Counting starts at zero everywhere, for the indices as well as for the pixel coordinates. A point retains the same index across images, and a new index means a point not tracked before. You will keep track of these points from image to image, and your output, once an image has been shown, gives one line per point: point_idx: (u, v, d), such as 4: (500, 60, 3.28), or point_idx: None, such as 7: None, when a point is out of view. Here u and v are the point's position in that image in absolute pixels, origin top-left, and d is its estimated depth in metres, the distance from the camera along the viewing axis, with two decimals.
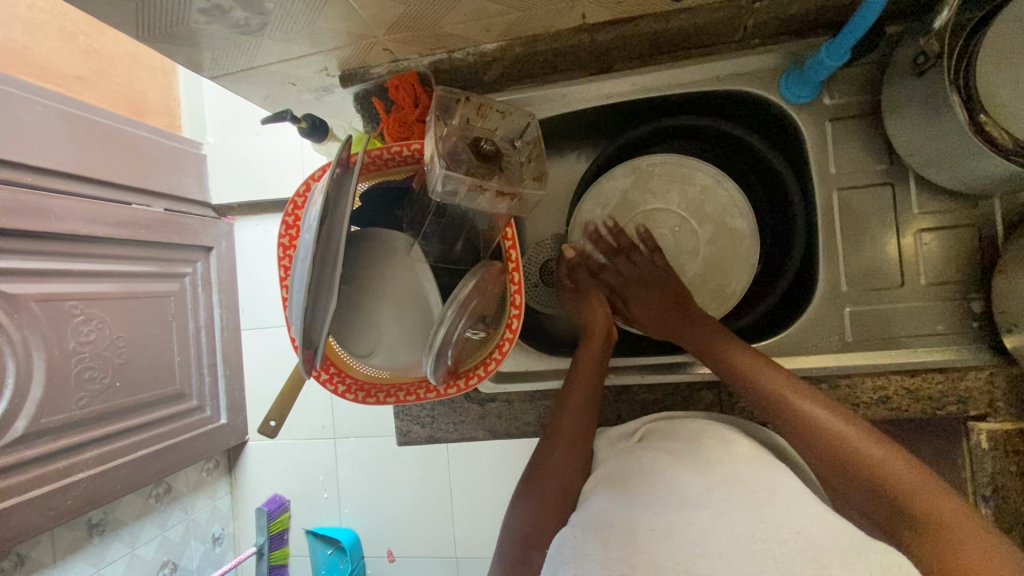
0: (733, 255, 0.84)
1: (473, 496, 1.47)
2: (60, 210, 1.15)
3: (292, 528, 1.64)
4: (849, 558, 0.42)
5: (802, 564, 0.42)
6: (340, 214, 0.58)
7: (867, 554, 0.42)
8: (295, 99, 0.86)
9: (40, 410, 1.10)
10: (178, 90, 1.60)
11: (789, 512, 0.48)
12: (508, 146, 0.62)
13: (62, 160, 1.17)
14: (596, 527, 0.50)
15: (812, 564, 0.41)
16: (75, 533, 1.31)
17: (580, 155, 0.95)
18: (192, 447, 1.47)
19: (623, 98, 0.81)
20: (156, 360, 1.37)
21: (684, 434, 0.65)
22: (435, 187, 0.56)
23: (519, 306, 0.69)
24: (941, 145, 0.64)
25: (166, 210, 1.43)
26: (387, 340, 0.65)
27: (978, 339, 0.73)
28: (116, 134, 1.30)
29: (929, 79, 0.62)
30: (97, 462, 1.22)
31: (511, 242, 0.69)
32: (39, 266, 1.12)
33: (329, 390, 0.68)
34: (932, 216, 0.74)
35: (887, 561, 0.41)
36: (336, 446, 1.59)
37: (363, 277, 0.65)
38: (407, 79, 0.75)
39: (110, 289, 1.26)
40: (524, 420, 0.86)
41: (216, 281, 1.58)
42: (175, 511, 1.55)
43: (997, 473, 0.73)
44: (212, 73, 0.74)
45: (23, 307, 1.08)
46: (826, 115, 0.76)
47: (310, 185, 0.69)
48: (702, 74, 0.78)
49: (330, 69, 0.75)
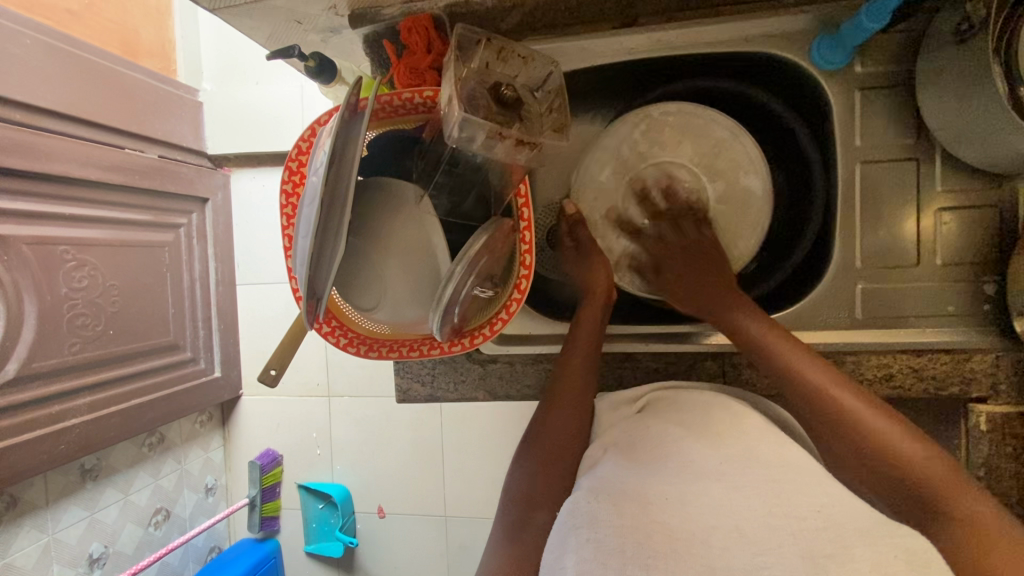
0: (744, 204, 0.83)
1: (465, 458, 1.49)
2: (50, 150, 1.10)
3: (284, 482, 1.65)
4: (875, 540, 0.43)
5: (826, 544, 0.43)
6: (347, 159, 0.55)
7: (893, 538, 0.43)
8: (299, 39, 0.81)
9: (32, 355, 1.08)
10: (173, 31, 1.53)
11: (800, 489, 0.48)
12: (529, 95, 0.59)
13: (53, 98, 1.12)
14: (607, 493, 0.50)
15: (835, 543, 0.43)
16: (69, 477, 1.31)
17: (594, 116, 0.92)
18: (186, 398, 1.46)
19: (643, 55, 0.77)
20: (149, 310, 1.35)
21: (691, 407, 0.65)
22: (452, 133, 0.54)
23: (529, 267, 0.66)
24: (974, 121, 0.62)
25: (160, 156, 1.38)
26: (392, 295, 0.63)
27: (987, 321, 0.72)
28: (107, 73, 1.24)
29: (969, 49, 0.59)
30: (90, 409, 1.21)
31: (524, 199, 0.67)
32: (29, 207, 1.08)
33: (331, 343, 0.66)
34: (954, 195, 0.73)
35: (910, 546, 0.43)
36: (330, 404, 1.60)
37: (370, 228, 0.63)
38: (421, 22, 0.72)
39: (102, 235, 1.23)
40: (525, 383, 0.85)
41: (211, 234, 1.55)
42: (168, 461, 1.56)
43: (991, 455, 0.73)
44: (213, 6, 0.70)
45: (14, 248, 1.05)
46: (856, 84, 0.73)
47: (315, 130, 0.66)
48: (730, 33, 0.73)
49: (339, 8, 0.71)
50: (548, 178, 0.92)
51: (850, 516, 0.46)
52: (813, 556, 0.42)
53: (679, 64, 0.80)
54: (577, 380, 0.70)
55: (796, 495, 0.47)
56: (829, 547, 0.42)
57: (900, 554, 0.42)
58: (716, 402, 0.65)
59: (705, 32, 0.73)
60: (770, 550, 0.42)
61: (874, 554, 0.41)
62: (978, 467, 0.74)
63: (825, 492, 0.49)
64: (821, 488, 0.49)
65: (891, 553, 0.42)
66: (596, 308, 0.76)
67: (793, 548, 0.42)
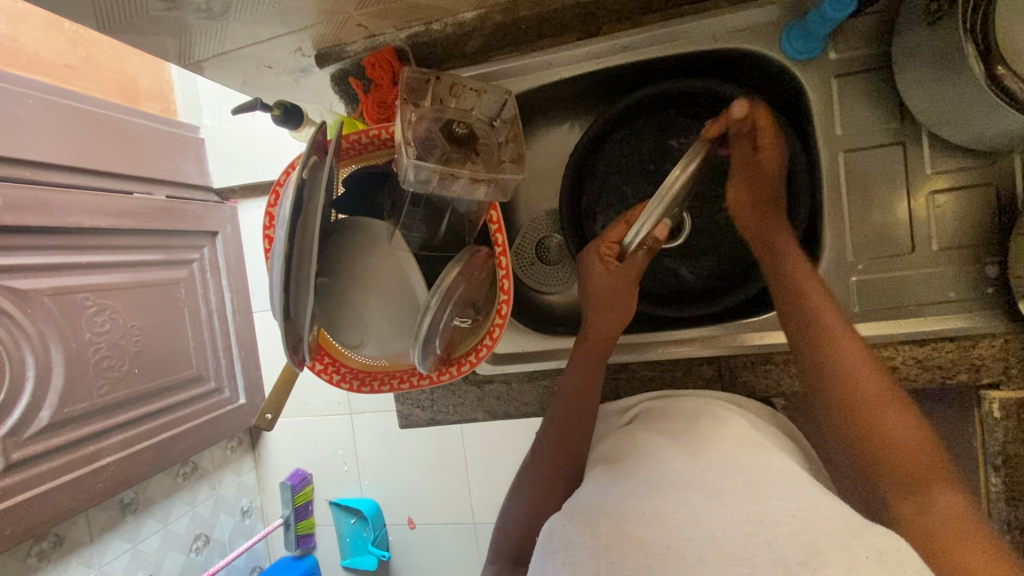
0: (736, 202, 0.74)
1: (487, 465, 1.50)
2: (62, 203, 1.14)
3: (316, 499, 1.70)
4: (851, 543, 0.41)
5: (789, 546, 0.41)
6: (312, 207, 0.56)
7: (867, 538, 0.42)
8: (273, 83, 0.84)
9: (63, 400, 1.13)
10: (170, 73, 1.60)
11: (774, 494, 0.47)
12: (486, 127, 0.62)
13: (57, 152, 1.16)
14: (582, 515, 0.48)
15: (807, 549, 0.41)
16: (110, 512, 1.37)
17: (572, 125, 0.89)
18: (214, 426, 1.51)
19: (613, 63, 0.76)
20: (172, 345, 1.39)
21: (681, 417, 0.66)
22: (408, 178, 0.56)
23: (507, 291, 0.67)
24: (955, 101, 0.59)
25: (167, 197, 1.42)
26: (375, 333, 0.64)
27: (993, 304, 0.69)
28: (110, 122, 1.29)
29: (941, 29, 0.57)
30: (122, 447, 1.26)
31: (496, 225, 0.67)
32: (46, 260, 1.12)
33: (324, 380, 0.69)
34: (947, 175, 0.69)
35: (881, 545, 0.41)
36: (352, 421, 1.64)
37: (343, 268, 0.63)
38: (384, 56, 0.73)
39: (121, 279, 1.27)
40: (523, 401, 0.85)
41: (224, 266, 1.59)
42: (204, 488, 1.62)
43: (1009, 441, 0.70)
44: (186, 61, 0.73)
45: (36, 301, 1.09)
46: (831, 72, 0.71)
47: (289, 173, 0.67)
48: (696, 33, 0.72)
49: (305, 50, 0.73)
50: (532, 192, 0.92)
51: (833, 519, 0.44)
52: (787, 564, 0.40)
53: (648, 70, 0.79)
54: (582, 392, 0.69)
55: (773, 501, 0.46)
56: (800, 554, 0.40)
57: (870, 555, 0.40)
58: (704, 410, 0.66)
59: (670, 34, 0.72)
60: (742, 555, 0.41)
61: (852, 558, 0.40)
62: (995, 455, 0.71)
63: (798, 494, 0.47)
64: (798, 491, 0.48)
65: (862, 554, 0.40)
66: (593, 349, 0.71)
67: (764, 555, 0.41)
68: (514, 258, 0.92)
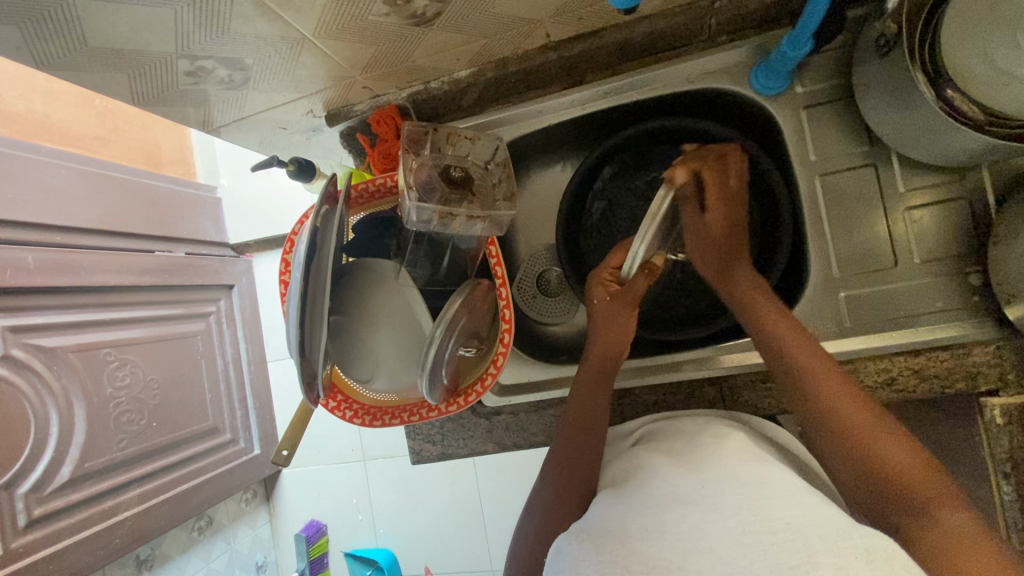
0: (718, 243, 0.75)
1: (502, 508, 1.49)
2: (89, 264, 1.21)
3: (331, 551, 1.68)
4: (838, 547, 0.42)
5: (789, 557, 0.42)
6: (325, 248, 0.61)
7: (850, 538, 0.43)
8: (287, 142, 0.91)
9: (85, 455, 1.16)
10: (190, 138, 1.71)
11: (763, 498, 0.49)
12: (482, 170, 0.68)
13: (87, 218, 1.24)
14: (586, 535, 0.52)
15: (800, 554, 0.42)
16: (125, 569, 1.37)
17: (565, 165, 0.95)
18: (230, 477, 1.52)
19: (598, 107, 0.82)
20: (190, 397, 1.42)
21: (684, 437, 0.67)
22: (411, 218, 0.62)
23: (507, 320, 0.71)
24: (915, 124, 0.64)
25: (187, 254, 1.50)
26: (385, 366, 0.68)
27: (981, 313, 0.71)
28: (135, 187, 1.38)
29: (893, 60, 0.62)
30: (140, 500, 1.28)
31: (495, 258, 0.73)
32: (73, 319, 1.18)
33: (339, 416, 0.72)
34: (920, 192, 0.73)
35: (870, 547, 0.42)
36: (365, 468, 1.64)
37: (353, 306, 0.67)
38: (387, 112, 0.81)
39: (143, 335, 1.32)
40: (531, 431, 0.87)
41: (239, 318, 1.64)
42: (219, 543, 1.61)
43: (1017, 448, 0.69)
44: (208, 127, 0.80)
45: (62, 358, 1.14)
46: (801, 103, 0.77)
47: (302, 223, 0.73)
48: (672, 76, 0.78)
49: (316, 111, 0.81)
50: (530, 229, 0.97)
51: (822, 523, 0.46)
52: (783, 570, 0.41)
53: (630, 112, 0.85)
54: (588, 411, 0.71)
55: (770, 511, 0.47)
56: (791, 558, 0.42)
57: (860, 554, 0.41)
58: (704, 429, 0.68)
59: (648, 78, 0.79)
60: (741, 567, 0.42)
61: (839, 558, 0.41)
62: (1003, 462, 0.70)
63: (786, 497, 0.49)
64: (797, 501, 0.49)
65: (851, 555, 0.41)
66: (599, 366, 0.74)
67: (762, 564, 0.42)
68: (517, 292, 0.96)
